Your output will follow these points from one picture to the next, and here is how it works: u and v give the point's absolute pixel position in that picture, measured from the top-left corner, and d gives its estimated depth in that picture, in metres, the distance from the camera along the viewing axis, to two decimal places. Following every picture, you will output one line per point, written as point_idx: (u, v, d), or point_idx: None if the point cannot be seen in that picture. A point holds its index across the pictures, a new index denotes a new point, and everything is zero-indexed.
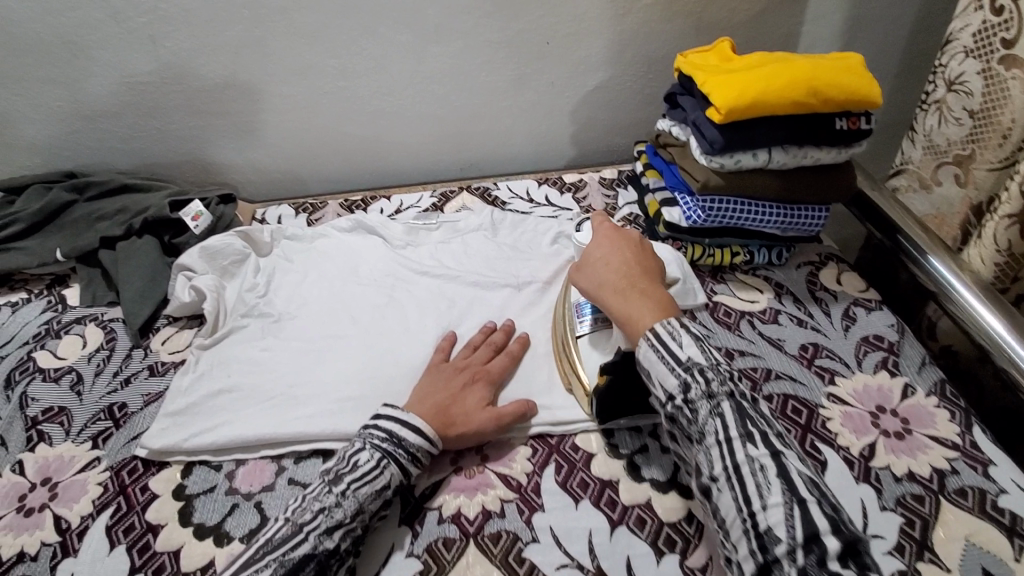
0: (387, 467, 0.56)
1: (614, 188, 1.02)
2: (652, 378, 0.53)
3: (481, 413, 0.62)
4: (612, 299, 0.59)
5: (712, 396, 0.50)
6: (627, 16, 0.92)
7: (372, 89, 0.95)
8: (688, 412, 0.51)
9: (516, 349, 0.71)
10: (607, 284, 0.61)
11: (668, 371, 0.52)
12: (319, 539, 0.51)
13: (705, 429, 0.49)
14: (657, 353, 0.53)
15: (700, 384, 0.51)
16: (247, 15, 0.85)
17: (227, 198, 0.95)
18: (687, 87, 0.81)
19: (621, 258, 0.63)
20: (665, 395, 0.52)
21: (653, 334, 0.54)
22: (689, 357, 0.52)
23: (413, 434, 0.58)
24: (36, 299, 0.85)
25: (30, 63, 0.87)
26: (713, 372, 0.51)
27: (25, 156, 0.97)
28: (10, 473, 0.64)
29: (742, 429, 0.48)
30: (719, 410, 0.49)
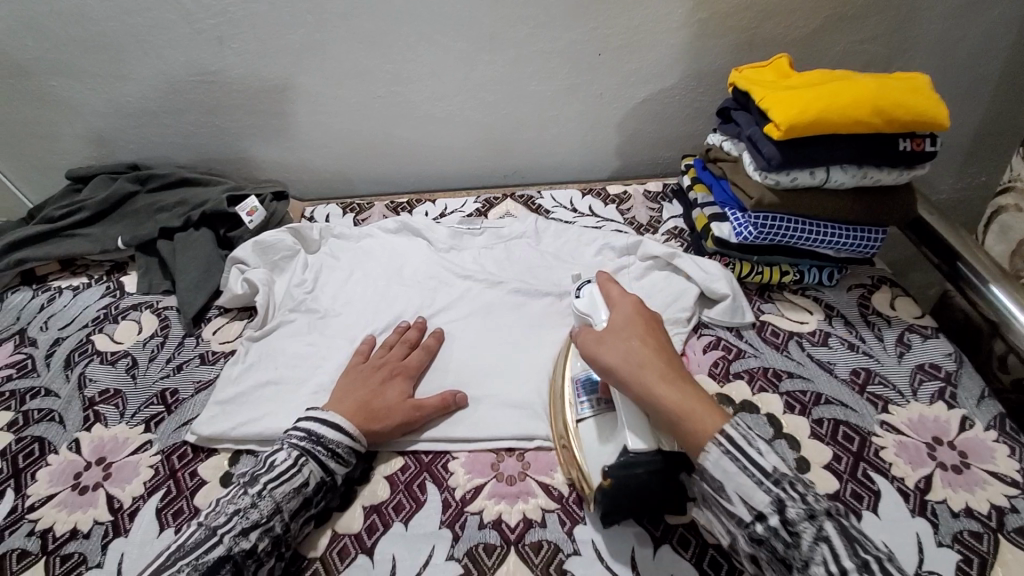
0: (304, 464, 0.56)
1: (658, 201, 1.01)
2: (732, 496, 0.47)
3: (401, 404, 0.65)
4: (657, 385, 0.52)
5: (810, 513, 0.44)
6: (681, 29, 0.92)
7: (424, 95, 0.97)
8: (786, 534, 0.44)
9: (432, 343, 0.74)
10: (650, 367, 0.53)
11: (755, 486, 0.46)
12: (234, 540, 0.51)
13: (810, 559, 0.43)
14: (739, 466, 0.47)
15: (793, 498, 0.45)
16: (310, 20, 0.87)
17: (280, 196, 0.98)
18: (742, 102, 0.81)
19: (654, 341, 0.56)
20: (750, 514, 0.46)
21: (726, 438, 0.47)
22: (774, 467, 0.46)
23: (331, 431, 0.59)
24: (96, 284, 0.89)
25: (104, 58, 0.91)
26: (801, 485, 0.46)
27: (94, 147, 1.02)
28: (67, 451, 0.66)
29: (854, 556, 0.42)
30: (824, 533, 0.43)
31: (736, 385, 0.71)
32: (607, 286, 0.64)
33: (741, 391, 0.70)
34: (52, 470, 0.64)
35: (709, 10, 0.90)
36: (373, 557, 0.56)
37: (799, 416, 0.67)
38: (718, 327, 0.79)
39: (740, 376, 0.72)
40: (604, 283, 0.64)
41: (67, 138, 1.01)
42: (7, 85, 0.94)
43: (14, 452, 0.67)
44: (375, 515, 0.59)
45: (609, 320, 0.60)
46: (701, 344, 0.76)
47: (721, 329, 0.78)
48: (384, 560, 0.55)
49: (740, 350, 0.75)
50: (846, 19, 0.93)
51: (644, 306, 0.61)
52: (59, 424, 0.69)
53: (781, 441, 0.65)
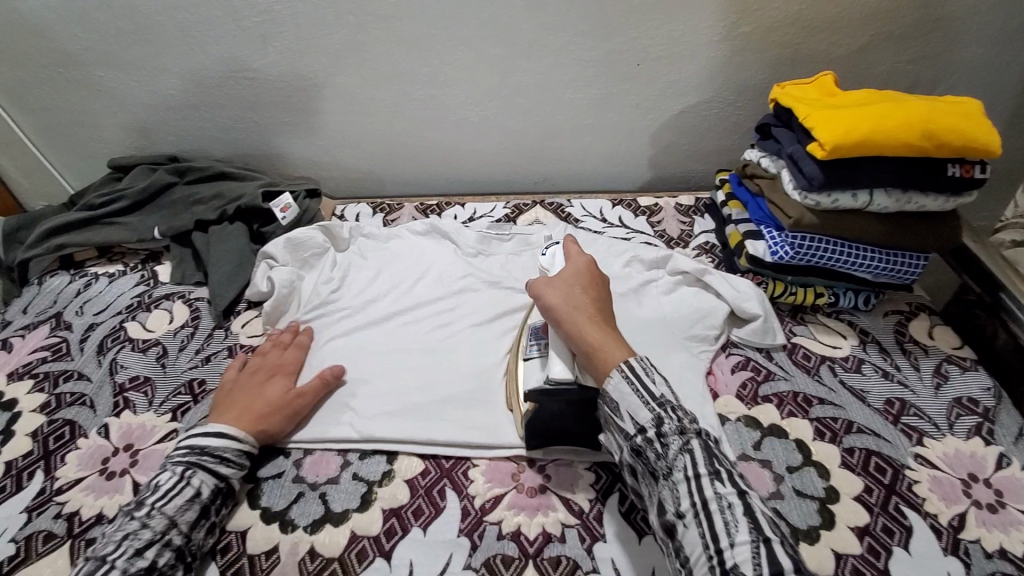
0: (191, 475, 0.56)
1: (690, 215, 0.99)
2: (622, 412, 0.54)
3: (284, 396, 0.66)
4: (584, 324, 0.60)
5: (682, 431, 0.51)
6: (722, 42, 0.90)
7: (460, 99, 0.97)
8: (658, 445, 0.51)
9: (303, 339, 0.76)
10: (581, 309, 0.62)
11: (642, 405, 0.53)
12: (128, 562, 0.50)
13: (673, 466, 0.50)
14: (629, 387, 0.54)
15: (672, 419, 0.52)
16: (352, 21, 0.87)
17: (313, 193, 0.99)
18: (784, 119, 0.79)
19: (593, 292, 0.65)
20: (635, 428, 0.53)
21: (628, 368, 0.55)
22: (662, 395, 0.54)
23: (215, 439, 0.59)
24: (130, 272, 0.91)
25: (150, 51, 0.93)
26: (682, 411, 0.53)
27: (136, 137, 1.05)
28: (96, 436, 0.67)
29: (710, 466, 0.49)
30: (690, 447, 0.50)
31: (764, 408, 0.69)
32: (568, 244, 0.74)
33: (770, 415, 0.69)
34: (81, 454, 0.66)
35: (750, 24, 0.88)
36: (391, 561, 0.56)
37: (829, 444, 0.66)
38: (748, 347, 0.77)
39: (768, 400, 0.70)
40: (566, 243, 0.73)
41: (113, 128, 1.04)
42: (58, 74, 0.96)
43: (45, 434, 0.68)
44: (394, 519, 0.59)
45: (563, 270, 0.69)
46: (729, 364, 0.75)
47: (750, 350, 0.77)
48: (401, 565, 0.55)
49: (770, 372, 0.74)
50: (893, 38, 0.91)
51: (594, 264, 0.70)
52: (90, 408, 0.71)
53: (810, 469, 0.63)
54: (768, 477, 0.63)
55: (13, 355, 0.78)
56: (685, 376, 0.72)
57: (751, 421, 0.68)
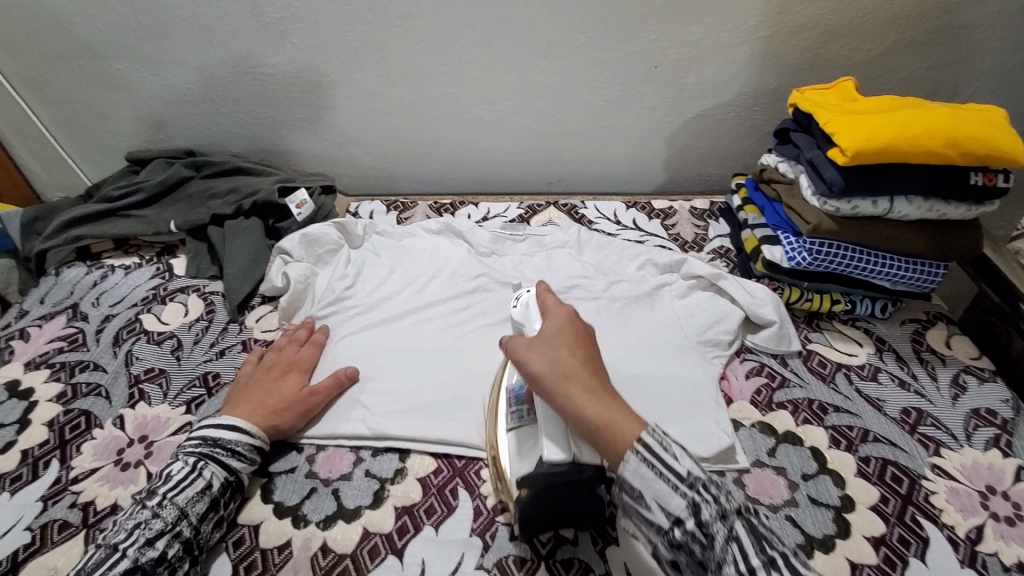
0: (204, 468, 0.57)
1: (705, 219, 0.99)
2: (650, 503, 0.45)
3: (297, 394, 0.66)
4: (581, 399, 0.50)
5: (721, 513, 0.43)
6: (742, 46, 0.90)
7: (476, 99, 0.97)
8: (702, 538, 0.42)
9: (320, 337, 0.75)
10: (573, 378, 0.51)
11: (671, 492, 0.43)
12: (139, 551, 0.50)
13: (723, 560, 0.41)
14: (653, 471, 0.45)
15: (707, 501, 0.43)
16: (371, 19, 0.87)
17: (328, 189, 0.99)
18: (803, 124, 0.78)
19: (582, 351, 0.54)
20: (668, 521, 0.44)
21: (645, 447, 0.45)
22: (689, 470, 0.44)
23: (227, 432, 0.59)
24: (146, 265, 0.91)
25: (170, 45, 0.93)
26: (714, 485, 0.44)
27: (153, 130, 1.06)
28: (112, 426, 0.68)
29: (760, 552, 0.41)
30: (734, 533, 0.42)
31: (779, 414, 0.69)
32: (542, 294, 0.63)
33: (785, 422, 0.68)
34: (96, 444, 0.66)
35: (770, 28, 0.88)
36: (403, 560, 0.55)
37: (844, 452, 0.65)
38: (762, 353, 0.76)
39: (783, 406, 0.70)
40: (540, 293, 0.63)
41: (131, 121, 1.05)
42: (78, 67, 0.97)
43: (61, 423, 0.68)
44: (406, 517, 0.59)
45: (541, 327, 0.57)
46: (744, 369, 0.75)
47: (765, 356, 0.76)
48: (414, 564, 0.55)
49: (785, 379, 0.73)
50: (915, 45, 0.90)
51: (575, 313, 0.59)
52: (105, 399, 0.71)
53: (825, 477, 0.63)
54: (782, 485, 0.62)
55: (30, 344, 0.79)
56: (699, 381, 0.71)
57: (766, 427, 0.68)
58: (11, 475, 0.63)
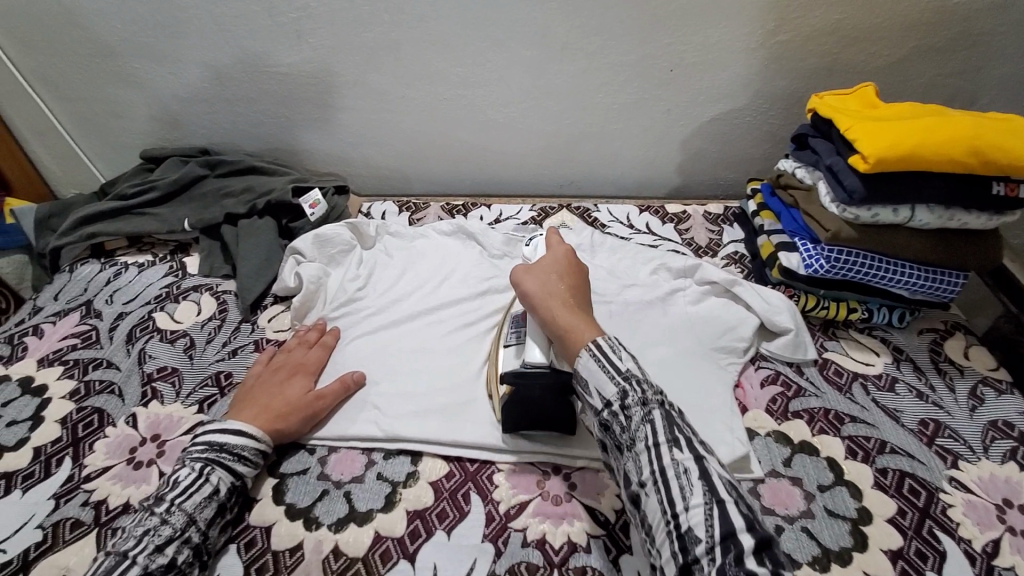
0: (211, 473, 0.56)
1: (719, 224, 0.98)
2: (590, 389, 0.53)
3: (303, 398, 0.66)
4: (559, 312, 0.59)
5: (645, 402, 0.50)
6: (759, 50, 0.89)
7: (490, 100, 0.97)
8: (622, 418, 0.50)
9: (329, 340, 0.75)
10: (557, 297, 0.61)
11: (607, 379, 0.52)
12: (149, 558, 0.50)
13: (636, 436, 0.49)
14: (597, 363, 0.53)
15: (636, 392, 0.50)
16: (387, 19, 0.87)
17: (341, 190, 0.99)
18: (822, 129, 0.77)
19: (571, 280, 0.64)
20: (602, 403, 0.52)
21: (597, 347, 0.54)
22: (628, 369, 0.52)
23: (234, 436, 0.59)
24: (159, 263, 0.91)
25: (185, 44, 0.93)
26: (648, 384, 0.51)
27: (168, 128, 1.06)
28: (125, 425, 0.68)
29: (669, 435, 0.48)
30: (650, 418, 0.49)
31: (794, 424, 0.68)
32: (549, 234, 0.73)
33: (800, 431, 0.67)
34: (109, 442, 0.66)
35: (789, 32, 0.87)
36: (415, 564, 0.55)
37: (861, 463, 0.64)
38: (777, 361, 0.76)
39: (799, 416, 0.69)
40: (549, 234, 0.71)
41: (146, 119, 1.05)
42: (94, 65, 0.98)
43: (74, 421, 0.68)
44: (418, 521, 0.59)
45: (542, 259, 0.68)
46: (758, 377, 0.74)
47: (780, 364, 0.75)
48: (425, 568, 0.55)
49: (800, 388, 0.72)
50: (936, 51, 0.89)
51: (574, 254, 0.69)
52: (118, 397, 0.71)
53: (841, 488, 0.62)
54: (798, 495, 0.61)
55: (44, 341, 0.79)
56: (713, 388, 0.71)
57: (781, 437, 0.67)
58: (24, 472, 0.63)
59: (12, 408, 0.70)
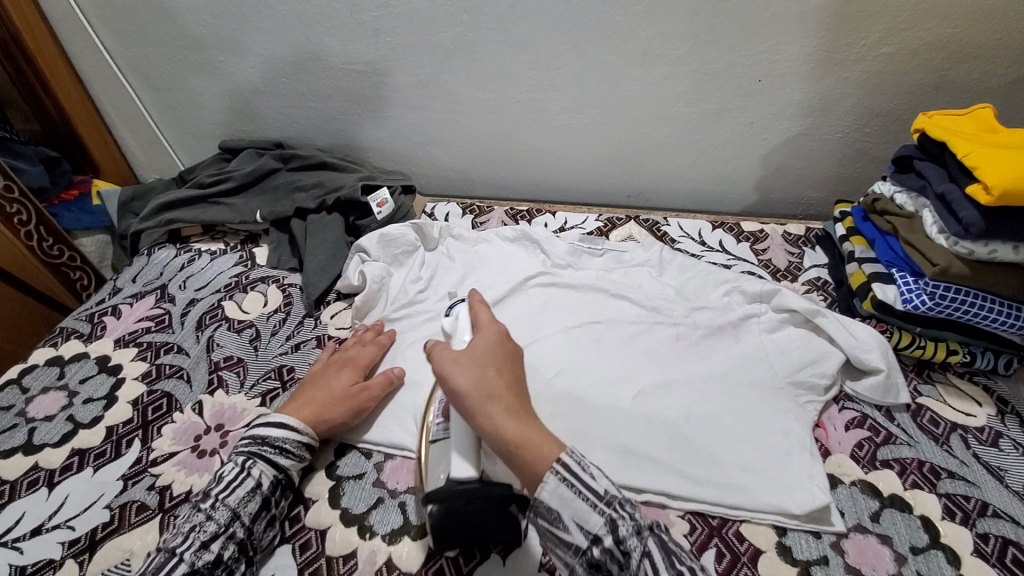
0: (252, 467, 0.56)
1: (800, 246, 0.92)
2: (568, 524, 0.45)
3: (351, 392, 0.65)
4: (501, 418, 0.51)
5: (637, 528, 0.44)
6: (860, 63, 0.82)
7: (564, 105, 0.94)
8: (619, 556, 0.44)
9: (383, 339, 0.74)
10: (497, 398, 0.53)
11: (588, 508, 0.45)
12: (194, 555, 0.50)
13: (636, 575, 0.43)
14: (572, 491, 0.46)
15: (625, 517, 0.45)
16: (466, 19, 0.86)
17: (408, 189, 0.98)
18: (932, 152, 0.71)
19: (507, 372, 0.57)
20: (586, 538, 0.45)
21: (564, 465, 0.47)
22: (607, 489, 0.46)
23: (276, 429, 0.59)
24: (231, 252, 0.94)
25: (268, 38, 0.95)
26: (631, 505, 0.46)
27: (246, 120, 1.09)
28: (191, 411, 0.69)
29: (672, 569, 0.43)
30: (648, 549, 0.43)
31: (883, 475, 0.62)
32: (474, 309, 0.66)
33: (889, 483, 0.62)
34: (176, 428, 0.67)
35: (896, 44, 0.80)
36: None
37: (959, 525, 0.58)
38: (864, 403, 0.70)
39: (888, 465, 0.63)
40: (473, 306, 0.66)
41: (224, 109, 1.08)
42: (182, 55, 1.01)
43: (144, 404, 0.70)
44: (473, 541, 0.57)
45: (471, 345, 0.60)
46: (843, 419, 0.68)
47: (868, 406, 0.69)
48: None
49: (890, 435, 0.66)
50: None
51: (505, 336, 0.62)
52: (186, 383, 0.73)
53: (936, 552, 0.56)
54: (886, 556, 0.56)
55: (121, 322, 0.82)
56: (791, 426, 0.66)
57: (870, 488, 0.61)
58: (96, 450, 0.66)
59: (89, 386, 0.73)
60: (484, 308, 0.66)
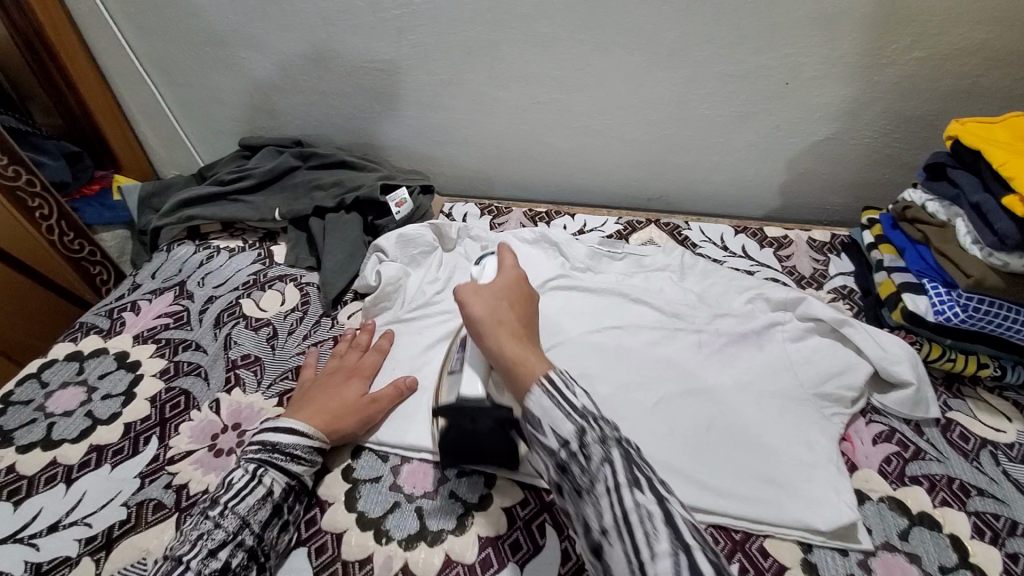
0: (262, 474, 0.56)
1: (825, 253, 0.90)
2: (544, 429, 0.48)
3: (358, 402, 0.64)
4: (505, 341, 0.57)
5: (604, 438, 0.46)
6: (892, 67, 0.80)
7: (585, 106, 0.93)
8: (581, 459, 0.45)
9: (385, 344, 0.73)
10: (506, 325, 0.58)
11: (562, 416, 0.47)
12: (201, 563, 0.49)
13: (596, 479, 0.44)
14: (551, 401, 0.48)
15: (594, 428, 0.46)
16: (490, 19, 0.85)
17: (427, 190, 0.98)
18: (965, 160, 0.69)
19: (520, 310, 0.62)
20: (557, 443, 0.47)
21: (549, 381, 0.49)
22: (584, 405, 0.48)
23: (286, 436, 0.59)
24: (249, 249, 0.94)
25: (290, 36, 0.95)
26: (604, 420, 0.48)
27: (266, 118, 1.09)
28: (208, 410, 0.69)
29: (630, 476, 0.44)
30: (610, 456, 0.45)
31: (910, 491, 0.61)
32: (501, 254, 0.71)
33: (917, 500, 0.60)
34: (193, 426, 0.67)
35: (931, 48, 0.78)
36: None
37: (990, 545, 0.56)
38: (892, 416, 0.68)
39: (917, 481, 0.61)
40: (500, 253, 0.70)
41: (245, 106, 1.08)
42: (204, 52, 1.01)
43: (162, 400, 0.70)
44: (490, 549, 0.56)
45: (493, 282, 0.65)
46: (870, 433, 0.66)
47: (896, 420, 0.67)
48: None
49: (919, 450, 0.64)
50: None
51: (525, 280, 0.67)
52: (204, 381, 0.73)
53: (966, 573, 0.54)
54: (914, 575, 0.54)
55: (140, 317, 0.82)
56: (815, 439, 0.64)
57: (897, 504, 0.60)
58: (114, 446, 0.66)
59: (108, 381, 0.73)
60: (511, 253, 0.71)
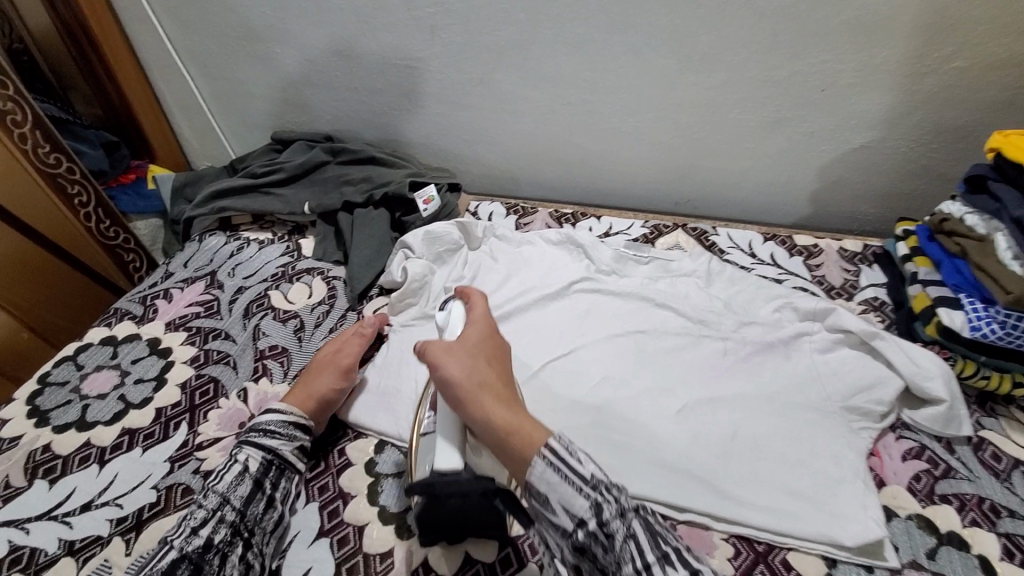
0: (239, 452, 0.58)
1: (856, 263, 0.88)
2: (554, 508, 0.43)
3: (329, 362, 0.69)
4: (490, 405, 0.49)
5: (622, 512, 0.42)
6: (934, 76, 0.78)
7: (615, 108, 0.92)
8: (603, 539, 0.42)
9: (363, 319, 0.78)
10: (487, 388, 0.51)
11: (573, 492, 0.42)
12: (184, 541, 0.51)
13: (622, 559, 0.41)
14: (557, 475, 0.43)
15: (608, 500, 0.42)
16: (522, 18, 0.85)
17: (453, 188, 0.98)
18: (1008, 173, 0.67)
19: (497, 365, 0.55)
20: (572, 523, 0.42)
21: (551, 449, 0.44)
22: (594, 473, 0.43)
23: (262, 414, 0.62)
24: (278, 242, 0.95)
25: (323, 32, 0.96)
26: (614, 486, 0.44)
27: (298, 113, 1.11)
28: (236, 398, 0.70)
29: (658, 551, 0.41)
30: (632, 531, 0.42)
31: (940, 509, 0.59)
32: (472, 301, 0.63)
33: (947, 519, 0.59)
34: (222, 414, 0.69)
35: (975, 56, 0.76)
36: None
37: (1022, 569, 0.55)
38: (923, 433, 0.66)
39: (947, 500, 0.60)
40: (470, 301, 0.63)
41: (277, 100, 1.10)
42: (239, 46, 1.03)
43: (192, 387, 0.72)
44: (510, 549, 0.56)
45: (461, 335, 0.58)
46: (899, 449, 0.65)
47: (927, 437, 0.66)
48: None
49: (950, 468, 0.63)
50: None
51: (496, 331, 0.60)
52: (232, 370, 0.74)
53: None
54: None
55: (172, 305, 0.84)
56: (843, 452, 0.63)
57: (926, 523, 0.59)
58: (145, 431, 0.67)
59: (140, 366, 0.75)
60: (480, 300, 0.64)
